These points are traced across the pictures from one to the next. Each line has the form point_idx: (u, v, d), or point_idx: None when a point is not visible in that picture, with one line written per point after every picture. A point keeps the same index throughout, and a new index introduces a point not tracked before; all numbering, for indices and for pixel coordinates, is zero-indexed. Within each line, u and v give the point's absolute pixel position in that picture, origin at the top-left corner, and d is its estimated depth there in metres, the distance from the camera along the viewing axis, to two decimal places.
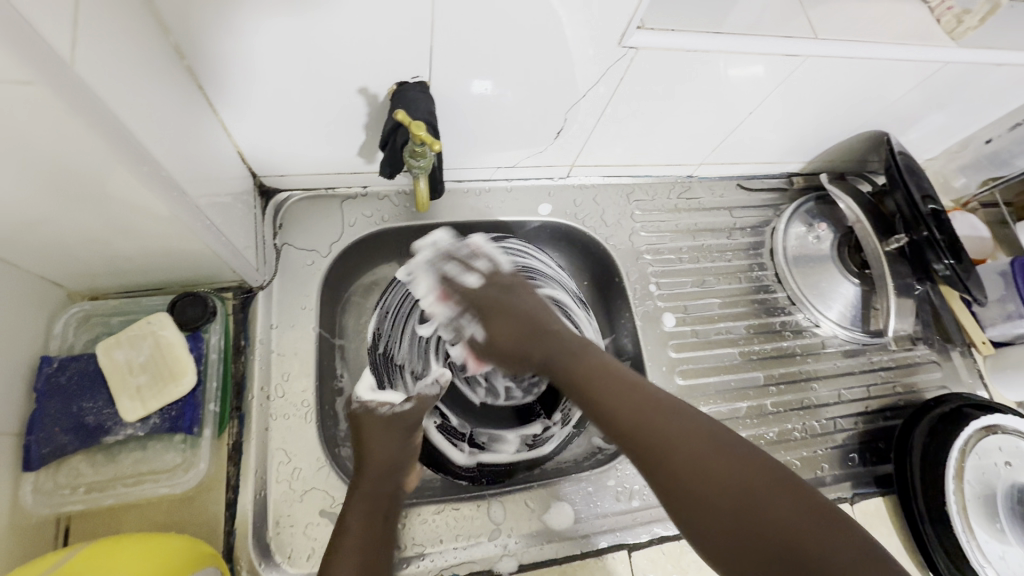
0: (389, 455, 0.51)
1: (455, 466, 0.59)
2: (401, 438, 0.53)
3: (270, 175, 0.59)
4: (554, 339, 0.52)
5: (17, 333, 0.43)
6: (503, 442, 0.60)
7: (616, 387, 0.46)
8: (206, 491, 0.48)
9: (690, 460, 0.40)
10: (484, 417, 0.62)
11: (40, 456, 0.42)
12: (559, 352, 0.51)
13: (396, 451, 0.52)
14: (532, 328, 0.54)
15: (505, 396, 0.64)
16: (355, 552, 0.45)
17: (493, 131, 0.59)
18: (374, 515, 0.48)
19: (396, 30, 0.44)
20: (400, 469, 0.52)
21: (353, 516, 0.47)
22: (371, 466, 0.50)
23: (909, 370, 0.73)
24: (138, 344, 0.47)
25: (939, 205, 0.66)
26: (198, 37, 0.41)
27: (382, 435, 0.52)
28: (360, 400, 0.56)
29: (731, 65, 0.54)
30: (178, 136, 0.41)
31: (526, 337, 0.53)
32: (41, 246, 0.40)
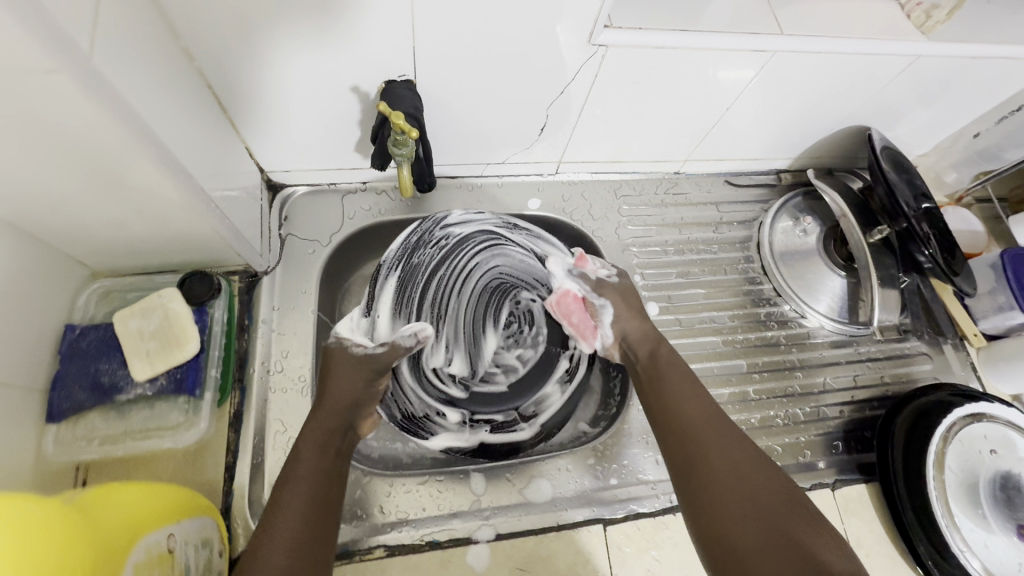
0: (348, 392, 0.55)
1: (525, 443, 0.63)
2: (364, 377, 0.56)
3: (276, 170, 0.64)
4: (643, 332, 0.62)
5: (45, 304, 0.48)
6: (547, 398, 0.64)
7: (679, 386, 0.56)
8: (207, 453, 0.52)
9: (724, 466, 0.49)
10: (522, 395, 0.64)
11: (60, 410, 0.47)
12: (642, 347, 0.61)
13: (354, 387, 0.55)
14: (633, 325, 0.63)
15: (526, 364, 0.65)
16: (313, 468, 0.48)
17: (480, 128, 0.63)
18: (330, 438, 0.51)
19: (382, 33, 0.48)
20: (356, 405, 0.55)
21: (307, 438, 0.50)
22: (331, 396, 0.54)
23: (898, 362, 0.73)
24: (149, 315, 0.52)
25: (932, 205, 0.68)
26: (205, 41, 0.46)
27: (346, 372, 0.56)
28: (337, 337, 0.59)
29: (717, 66, 0.58)
30: (189, 129, 0.47)
31: (630, 312, 0.63)
32: (69, 226, 0.46)
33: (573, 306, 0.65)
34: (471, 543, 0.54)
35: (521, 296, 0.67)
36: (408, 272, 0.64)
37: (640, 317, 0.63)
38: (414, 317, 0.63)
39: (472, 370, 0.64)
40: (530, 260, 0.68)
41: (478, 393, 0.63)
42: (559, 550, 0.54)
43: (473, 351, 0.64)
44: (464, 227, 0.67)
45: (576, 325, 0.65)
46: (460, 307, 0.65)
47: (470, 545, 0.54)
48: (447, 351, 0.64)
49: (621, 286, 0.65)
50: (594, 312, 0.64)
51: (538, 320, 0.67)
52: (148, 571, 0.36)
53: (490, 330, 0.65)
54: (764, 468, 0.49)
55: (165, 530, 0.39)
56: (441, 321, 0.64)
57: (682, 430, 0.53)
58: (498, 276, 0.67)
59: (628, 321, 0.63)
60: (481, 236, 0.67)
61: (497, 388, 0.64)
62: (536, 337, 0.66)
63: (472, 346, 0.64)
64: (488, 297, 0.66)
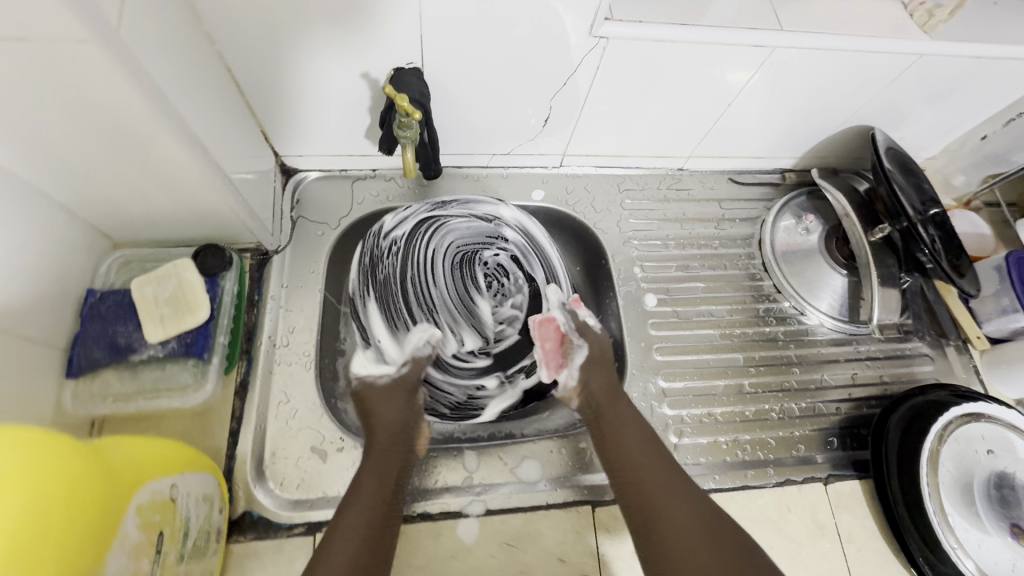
0: (395, 418, 0.57)
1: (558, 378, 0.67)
2: (405, 401, 0.59)
3: (290, 155, 0.67)
4: (606, 383, 0.62)
5: (70, 269, 0.51)
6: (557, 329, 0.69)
7: (641, 447, 0.56)
8: (214, 418, 0.55)
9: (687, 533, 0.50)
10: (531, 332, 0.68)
11: (79, 366, 0.51)
12: (603, 398, 0.60)
13: (400, 410, 0.58)
14: (603, 377, 0.62)
15: (522, 308, 0.69)
16: (370, 501, 0.50)
17: (486, 119, 0.65)
18: (389, 469, 0.53)
19: (391, 21, 0.51)
20: (406, 430, 0.57)
21: (368, 468, 0.52)
22: (387, 423, 0.56)
23: (899, 362, 0.73)
24: (164, 282, 0.54)
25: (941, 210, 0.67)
26: (226, 27, 0.49)
27: (385, 401, 0.58)
28: (359, 376, 0.61)
29: (718, 59, 0.59)
30: (209, 108, 0.49)
31: (596, 363, 0.63)
32: (94, 196, 0.49)
33: (553, 335, 0.66)
34: (462, 517, 0.55)
35: (482, 254, 0.69)
36: (382, 288, 0.65)
37: (607, 370, 0.63)
38: (410, 319, 0.65)
39: (485, 335, 0.67)
40: (473, 222, 0.70)
41: (500, 353, 0.67)
42: (547, 528, 0.56)
43: (475, 321, 0.67)
44: (405, 228, 0.68)
45: (547, 351, 0.65)
46: (443, 293, 0.67)
47: (461, 519, 0.55)
48: (454, 334, 0.66)
49: (600, 338, 0.66)
50: (569, 349, 0.65)
51: (510, 262, 0.69)
52: (150, 514, 0.38)
53: (476, 294, 0.68)
54: (722, 532, 0.50)
55: (169, 480, 0.42)
56: (435, 313, 0.66)
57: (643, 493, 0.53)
58: (457, 249, 0.68)
59: (595, 369, 0.63)
60: (421, 224, 0.69)
61: (511, 339, 0.68)
62: (517, 278, 0.69)
63: (469, 319, 0.67)
64: (460, 269, 0.68)
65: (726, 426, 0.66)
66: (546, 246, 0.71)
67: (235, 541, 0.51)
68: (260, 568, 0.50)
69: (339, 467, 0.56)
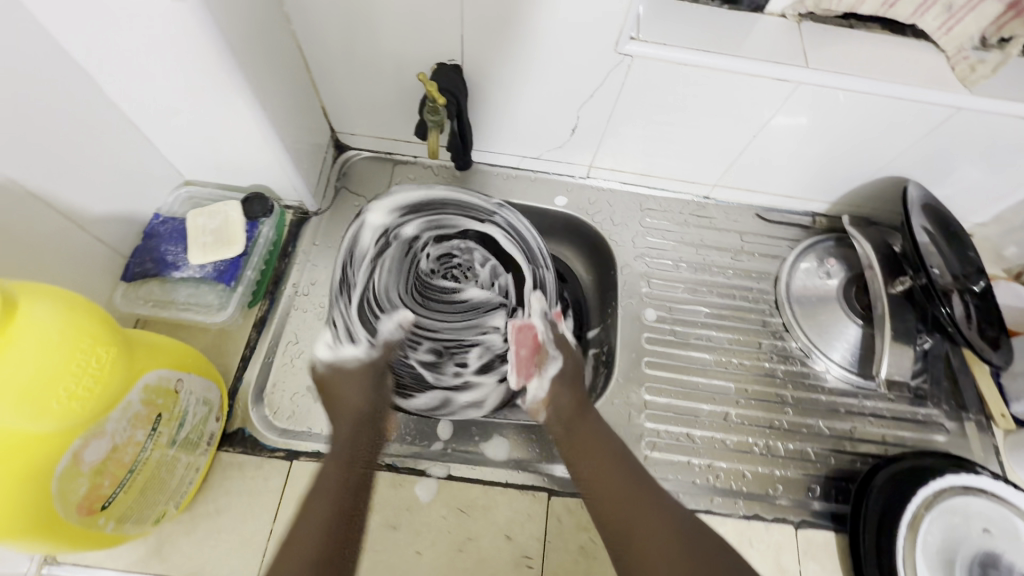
0: (360, 406, 0.58)
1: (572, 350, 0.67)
2: (374, 387, 0.60)
3: (344, 132, 0.76)
4: (575, 394, 0.62)
5: (144, 196, 0.62)
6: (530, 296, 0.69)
7: (613, 464, 0.56)
8: (231, 341, 0.63)
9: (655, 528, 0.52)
10: (513, 259, 0.70)
11: (133, 272, 0.60)
12: (573, 416, 0.60)
13: (367, 398, 0.59)
14: (575, 391, 0.62)
15: (488, 256, 0.70)
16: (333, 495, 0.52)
17: (518, 121, 0.71)
18: (353, 461, 0.55)
19: (438, 20, 0.58)
20: (372, 419, 0.58)
21: (332, 464, 0.54)
22: (345, 413, 0.57)
23: (907, 425, 0.69)
24: (214, 215, 0.63)
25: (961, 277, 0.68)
26: (301, 14, 0.58)
27: (351, 386, 0.59)
28: (323, 360, 0.61)
29: (742, 88, 0.61)
30: (278, 77, 0.58)
31: (571, 375, 0.64)
32: (173, 138, 0.59)
33: (528, 342, 0.66)
34: (424, 476, 0.59)
35: (423, 271, 0.68)
36: (417, 381, 0.63)
37: (576, 387, 0.63)
38: (448, 355, 0.65)
39: (499, 300, 0.68)
40: (385, 266, 0.66)
41: (517, 295, 0.68)
42: (502, 504, 0.58)
43: (484, 306, 0.68)
44: (355, 334, 0.62)
45: (518, 358, 0.64)
46: (446, 322, 0.66)
47: (422, 478, 0.59)
48: (483, 335, 0.66)
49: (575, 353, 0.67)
50: (541, 359, 0.64)
51: (438, 243, 0.69)
52: (154, 394, 0.45)
53: (457, 286, 0.68)
54: (696, 531, 0.52)
55: (178, 374, 0.48)
56: (464, 340, 0.66)
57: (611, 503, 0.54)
58: (409, 293, 0.66)
59: (567, 384, 0.63)
60: (361, 320, 0.63)
61: (508, 279, 0.69)
62: (459, 244, 0.70)
63: (479, 308, 0.68)
64: (432, 289, 0.67)
65: (704, 450, 0.65)
66: (426, 199, 0.70)
67: (224, 450, 0.57)
68: (239, 478, 0.56)
69: None
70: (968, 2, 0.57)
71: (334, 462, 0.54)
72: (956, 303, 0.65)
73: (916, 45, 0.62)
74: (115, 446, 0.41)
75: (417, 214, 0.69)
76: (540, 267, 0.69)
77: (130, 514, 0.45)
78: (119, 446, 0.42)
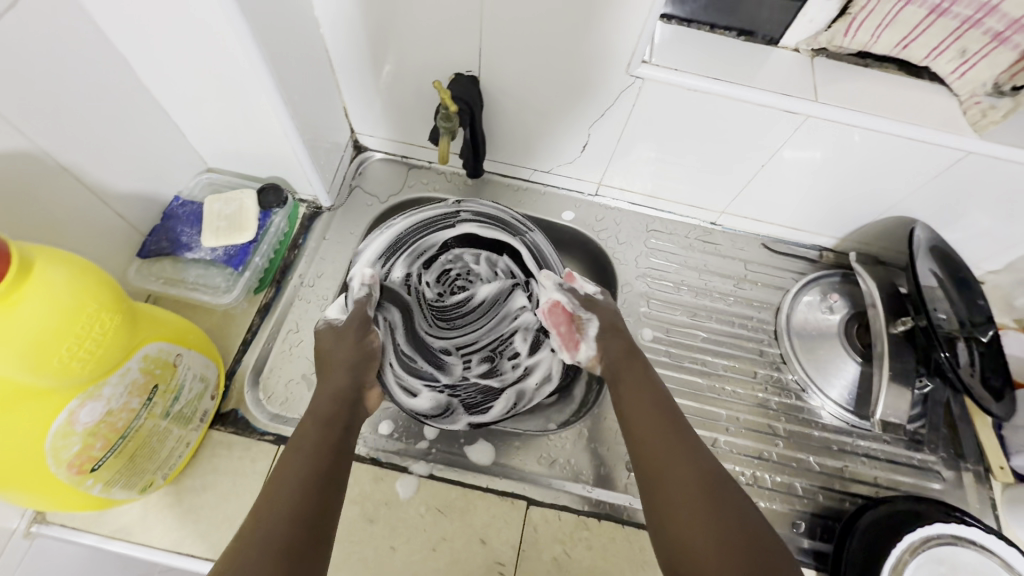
0: (346, 363, 0.56)
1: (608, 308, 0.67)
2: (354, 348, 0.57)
3: (363, 133, 0.79)
4: (622, 341, 0.61)
5: (167, 180, 0.65)
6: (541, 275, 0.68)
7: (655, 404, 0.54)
8: (234, 324, 0.65)
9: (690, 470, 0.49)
10: (498, 243, 0.70)
11: (149, 250, 0.63)
12: (619, 358, 0.60)
13: (352, 359, 0.56)
14: (620, 337, 0.61)
15: (475, 255, 0.71)
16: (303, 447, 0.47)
17: (531, 134, 0.73)
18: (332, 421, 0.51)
19: (458, 32, 0.60)
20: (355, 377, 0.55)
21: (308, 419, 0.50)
22: (332, 375, 0.54)
23: (902, 470, 0.67)
24: (230, 202, 0.65)
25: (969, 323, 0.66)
26: (330, 19, 0.61)
27: (337, 344, 0.57)
28: (325, 319, 0.60)
29: (751, 117, 0.62)
30: (303, 75, 0.61)
31: (612, 326, 0.63)
32: (200, 126, 0.62)
33: (563, 317, 0.64)
34: (406, 473, 0.60)
35: (432, 298, 0.69)
36: (485, 396, 0.64)
37: (622, 335, 0.62)
38: (497, 357, 0.67)
39: (510, 283, 0.70)
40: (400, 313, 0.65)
41: (523, 269, 0.70)
42: (480, 508, 0.58)
43: (499, 296, 0.70)
44: (413, 382, 0.62)
45: (562, 334, 0.63)
46: (480, 329, 0.69)
47: (404, 474, 0.59)
48: (515, 329, 0.68)
49: (606, 304, 0.64)
50: (580, 325, 0.63)
51: (429, 267, 0.69)
52: (152, 364, 0.46)
53: (467, 293, 0.70)
54: (725, 484, 0.47)
55: (177, 348, 0.50)
56: (504, 334, 0.68)
57: (652, 442, 0.52)
58: (433, 321, 0.67)
59: (610, 334, 0.62)
60: (416, 363, 0.63)
61: (506, 260, 0.71)
62: (447, 257, 0.70)
63: (497, 300, 0.70)
64: (454, 305, 0.70)
65: None
66: (394, 234, 0.68)
67: (216, 429, 0.59)
68: (227, 457, 0.58)
69: None
70: (982, 48, 0.57)
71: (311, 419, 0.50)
72: (959, 351, 0.64)
73: (929, 87, 0.62)
74: (110, 411, 0.43)
75: (395, 248, 0.67)
76: (525, 234, 0.70)
77: (119, 479, 0.47)
78: (113, 410, 0.43)
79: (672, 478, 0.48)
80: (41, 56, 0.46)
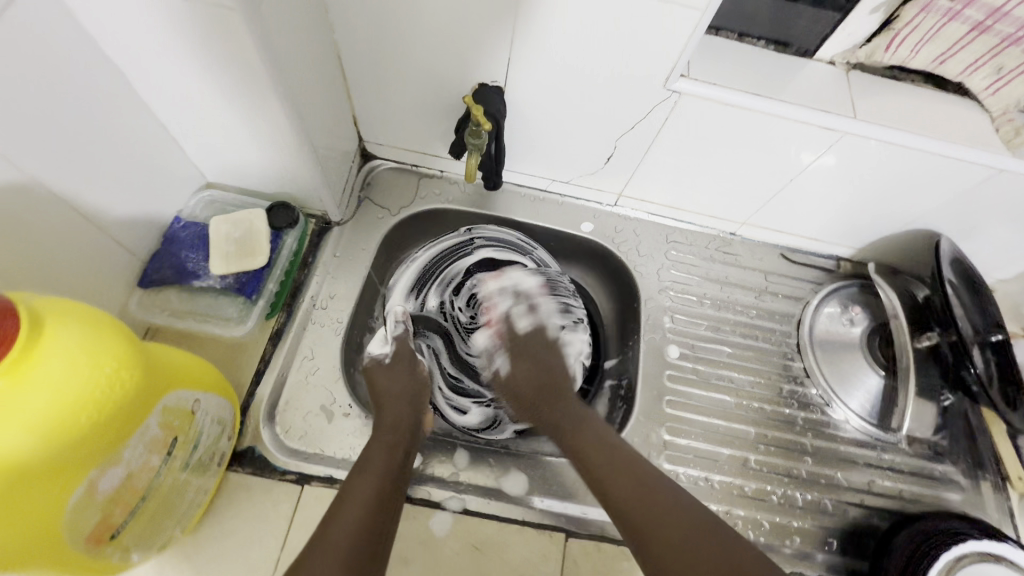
0: (402, 389, 0.60)
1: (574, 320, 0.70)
2: (407, 372, 0.62)
3: (372, 141, 0.74)
4: (563, 399, 0.61)
5: (165, 198, 0.59)
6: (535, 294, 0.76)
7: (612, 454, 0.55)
8: (246, 356, 0.60)
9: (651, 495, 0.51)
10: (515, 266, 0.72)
11: (151, 279, 0.58)
12: (562, 418, 0.60)
13: (405, 381, 0.61)
14: (549, 394, 0.62)
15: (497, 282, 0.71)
16: (372, 469, 0.51)
17: (553, 145, 0.69)
18: (396, 445, 0.55)
19: (486, 40, 0.56)
20: (416, 398, 0.60)
21: (376, 442, 0.54)
22: (393, 401, 0.59)
23: (924, 482, 0.68)
24: (238, 224, 0.61)
25: (1000, 335, 0.64)
26: (344, 21, 0.56)
27: (391, 377, 0.61)
28: (370, 355, 0.64)
29: (784, 135, 0.61)
30: (315, 85, 0.56)
31: (539, 390, 0.62)
32: (202, 140, 0.57)
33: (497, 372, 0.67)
34: (439, 509, 0.57)
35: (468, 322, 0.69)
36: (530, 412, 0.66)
37: (538, 393, 0.63)
38: None
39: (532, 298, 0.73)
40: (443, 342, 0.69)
41: None
42: (518, 543, 0.56)
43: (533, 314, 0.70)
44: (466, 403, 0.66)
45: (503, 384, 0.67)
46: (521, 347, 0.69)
47: (437, 510, 0.57)
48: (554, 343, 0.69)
49: (514, 362, 0.65)
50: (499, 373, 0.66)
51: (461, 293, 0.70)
52: (171, 416, 0.43)
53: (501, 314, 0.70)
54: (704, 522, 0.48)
55: (195, 394, 0.46)
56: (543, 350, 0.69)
57: (608, 480, 0.53)
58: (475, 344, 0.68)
59: (534, 393, 0.62)
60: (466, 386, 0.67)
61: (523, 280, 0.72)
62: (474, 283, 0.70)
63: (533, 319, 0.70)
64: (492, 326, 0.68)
65: (722, 497, 0.64)
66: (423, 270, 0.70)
67: (233, 470, 0.55)
68: (247, 501, 0.54)
69: (341, 431, 0.59)
70: (1019, 66, 0.57)
71: (378, 441, 0.54)
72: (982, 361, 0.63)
73: (960, 103, 0.61)
74: (130, 473, 0.39)
75: (426, 281, 0.70)
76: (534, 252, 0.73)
77: (137, 543, 0.43)
78: (133, 472, 0.40)
79: (650, 523, 0.49)
80: (30, 69, 0.41)
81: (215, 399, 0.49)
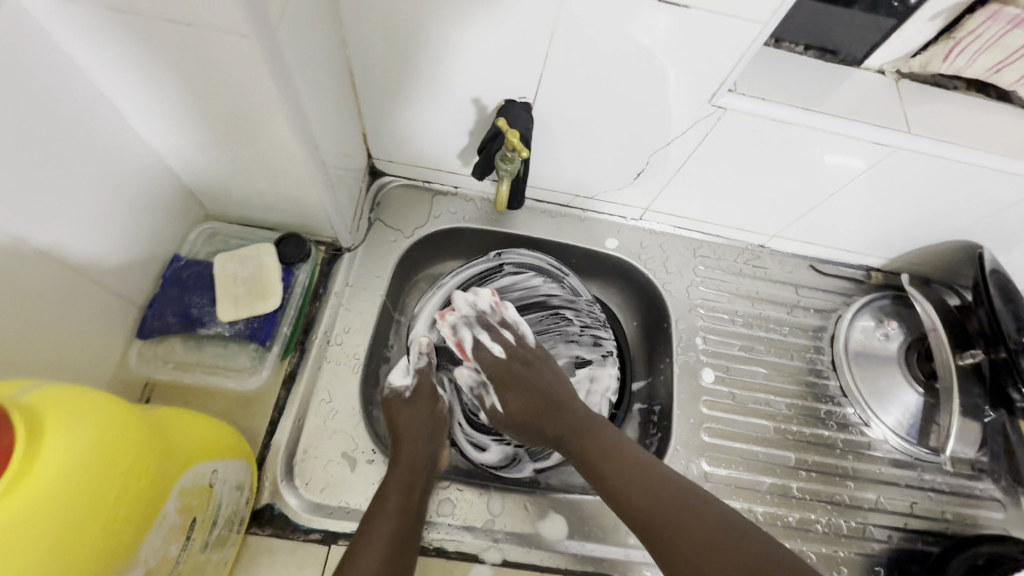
0: (422, 425, 0.57)
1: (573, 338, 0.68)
2: (428, 406, 0.59)
3: (381, 159, 0.68)
4: (569, 415, 0.57)
5: (161, 234, 0.53)
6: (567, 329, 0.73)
7: (624, 462, 0.52)
8: (259, 406, 0.55)
9: (662, 498, 0.48)
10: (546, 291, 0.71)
11: (150, 328, 0.52)
12: (571, 432, 0.56)
13: (426, 418, 0.58)
14: (553, 406, 0.59)
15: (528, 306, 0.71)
16: (390, 513, 0.48)
17: (580, 160, 0.65)
18: (413, 485, 0.52)
19: (518, 55, 0.51)
20: (434, 435, 0.57)
21: (393, 483, 0.51)
22: (411, 437, 0.55)
23: (966, 502, 0.67)
24: (245, 262, 0.56)
25: None
26: (358, 33, 0.50)
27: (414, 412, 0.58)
28: (392, 386, 0.61)
29: (828, 151, 0.57)
30: (328, 105, 0.51)
31: (542, 409, 0.58)
32: (203, 168, 0.51)
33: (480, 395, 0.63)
34: (477, 562, 0.54)
35: None
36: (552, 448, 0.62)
37: (532, 404, 0.59)
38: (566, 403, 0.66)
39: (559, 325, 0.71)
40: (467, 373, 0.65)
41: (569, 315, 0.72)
42: None
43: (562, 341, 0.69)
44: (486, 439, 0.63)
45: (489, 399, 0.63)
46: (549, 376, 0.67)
47: (475, 564, 0.54)
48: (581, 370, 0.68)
49: (508, 381, 0.60)
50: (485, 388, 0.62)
51: None
52: (189, 497, 0.38)
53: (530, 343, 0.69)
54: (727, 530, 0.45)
55: (212, 465, 0.41)
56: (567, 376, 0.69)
57: (623, 488, 0.50)
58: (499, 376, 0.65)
59: (530, 399, 0.59)
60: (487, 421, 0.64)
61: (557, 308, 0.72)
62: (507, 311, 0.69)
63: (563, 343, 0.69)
64: None
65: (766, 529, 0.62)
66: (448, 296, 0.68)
67: (253, 533, 0.50)
68: (271, 568, 0.49)
69: (366, 482, 0.55)
70: None
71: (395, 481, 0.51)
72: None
73: (1014, 112, 0.58)
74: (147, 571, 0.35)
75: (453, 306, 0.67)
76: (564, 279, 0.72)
77: None
78: (151, 569, 0.35)
79: (671, 535, 0.46)
80: (11, 106, 0.35)
81: (233, 463, 0.44)
